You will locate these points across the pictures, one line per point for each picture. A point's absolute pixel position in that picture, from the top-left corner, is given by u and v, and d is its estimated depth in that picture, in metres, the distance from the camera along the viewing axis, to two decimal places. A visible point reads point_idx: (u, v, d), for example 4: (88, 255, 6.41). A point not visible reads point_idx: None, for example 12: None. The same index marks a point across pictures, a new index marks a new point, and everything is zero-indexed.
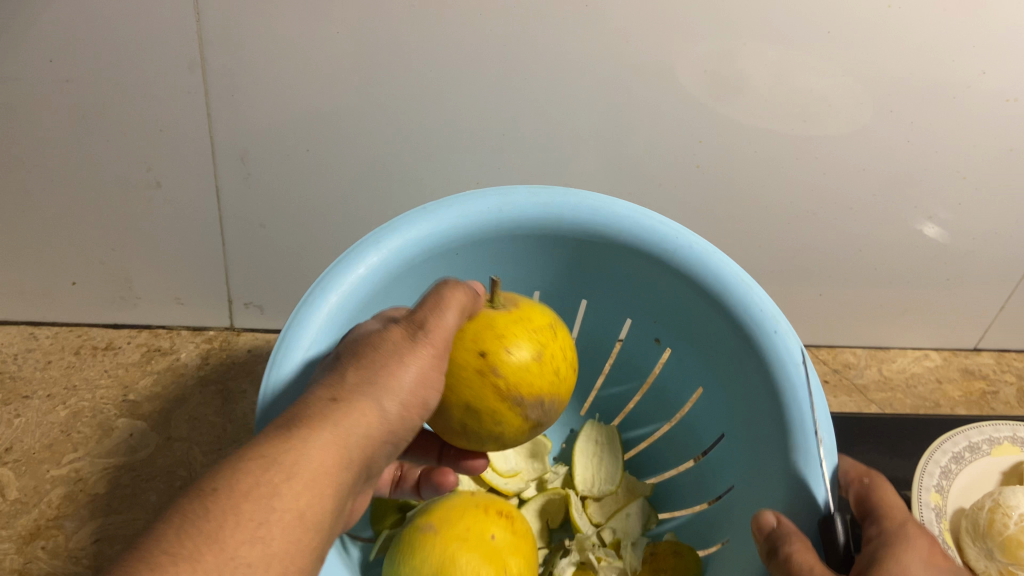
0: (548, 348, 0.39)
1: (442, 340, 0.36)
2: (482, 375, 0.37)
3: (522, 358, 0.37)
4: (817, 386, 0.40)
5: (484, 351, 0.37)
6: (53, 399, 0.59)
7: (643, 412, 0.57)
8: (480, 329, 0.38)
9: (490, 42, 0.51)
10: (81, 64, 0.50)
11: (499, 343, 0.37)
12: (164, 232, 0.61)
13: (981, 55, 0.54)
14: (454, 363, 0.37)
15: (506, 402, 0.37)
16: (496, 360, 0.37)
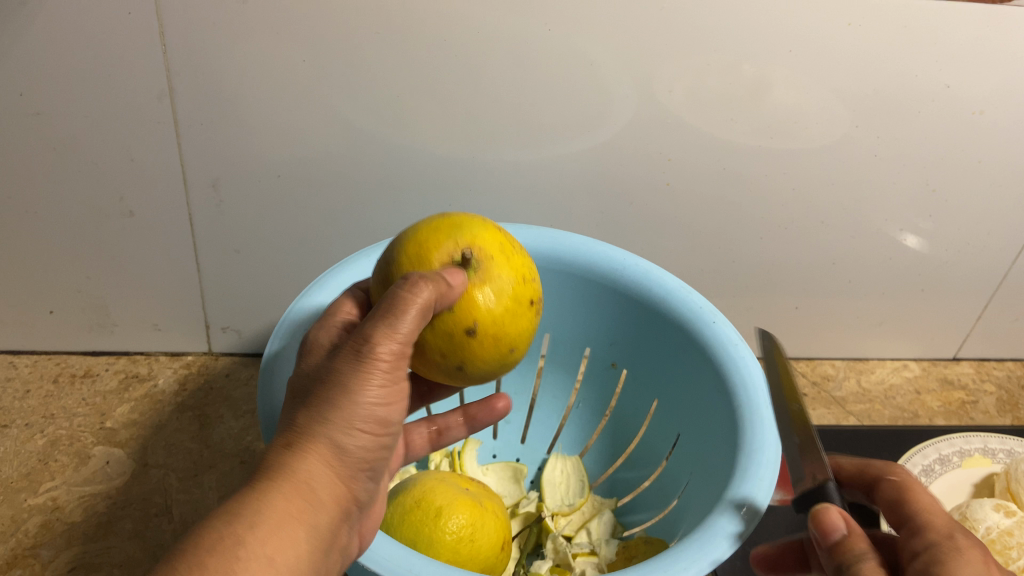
0: (516, 275, 0.37)
1: (398, 348, 0.33)
2: (521, 339, 0.37)
3: (505, 310, 0.36)
4: (762, 366, 0.46)
5: (472, 327, 0.35)
6: (30, 428, 0.59)
7: (603, 445, 0.57)
8: (490, 301, 0.35)
9: (458, 66, 0.52)
10: (51, 97, 0.51)
11: (518, 299, 0.36)
12: (140, 260, 0.61)
13: (944, 68, 0.55)
14: (493, 343, 0.36)
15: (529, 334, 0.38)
16: (521, 313, 0.37)
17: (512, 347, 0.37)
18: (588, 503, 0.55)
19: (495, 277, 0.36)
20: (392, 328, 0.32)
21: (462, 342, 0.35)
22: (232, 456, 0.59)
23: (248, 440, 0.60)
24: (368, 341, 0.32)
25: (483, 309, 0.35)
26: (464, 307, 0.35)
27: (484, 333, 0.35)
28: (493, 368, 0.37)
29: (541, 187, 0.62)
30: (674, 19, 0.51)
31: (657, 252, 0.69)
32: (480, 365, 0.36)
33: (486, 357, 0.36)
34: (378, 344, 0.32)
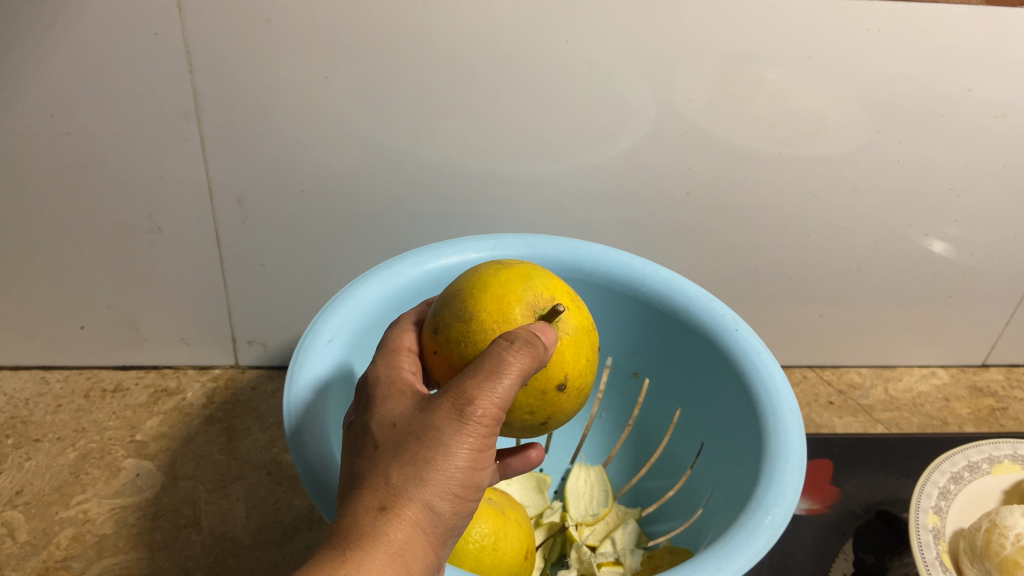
0: (586, 322, 0.37)
1: (497, 412, 0.30)
2: (592, 387, 0.38)
3: (588, 359, 0.36)
4: (785, 374, 0.46)
5: (563, 383, 0.35)
6: (62, 442, 0.60)
7: (626, 455, 0.58)
8: (574, 353, 0.35)
9: (477, 81, 0.53)
10: (81, 117, 0.52)
11: (590, 348, 0.37)
12: (167, 276, 0.62)
13: (966, 72, 0.55)
14: (574, 394, 0.36)
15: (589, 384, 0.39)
16: (594, 360, 0.37)
17: (583, 396, 0.37)
18: (612, 513, 0.55)
19: (577, 328, 0.36)
20: (490, 389, 0.30)
21: (552, 399, 0.35)
22: (259, 468, 0.60)
23: (275, 451, 0.61)
24: (470, 401, 0.30)
25: (569, 362, 0.35)
26: (556, 362, 0.34)
27: (572, 385, 0.35)
28: (568, 419, 0.37)
29: (562, 199, 0.62)
30: (691, 29, 0.51)
31: (679, 262, 0.69)
32: (558, 417, 0.36)
33: (564, 409, 0.36)
34: (479, 405, 0.30)
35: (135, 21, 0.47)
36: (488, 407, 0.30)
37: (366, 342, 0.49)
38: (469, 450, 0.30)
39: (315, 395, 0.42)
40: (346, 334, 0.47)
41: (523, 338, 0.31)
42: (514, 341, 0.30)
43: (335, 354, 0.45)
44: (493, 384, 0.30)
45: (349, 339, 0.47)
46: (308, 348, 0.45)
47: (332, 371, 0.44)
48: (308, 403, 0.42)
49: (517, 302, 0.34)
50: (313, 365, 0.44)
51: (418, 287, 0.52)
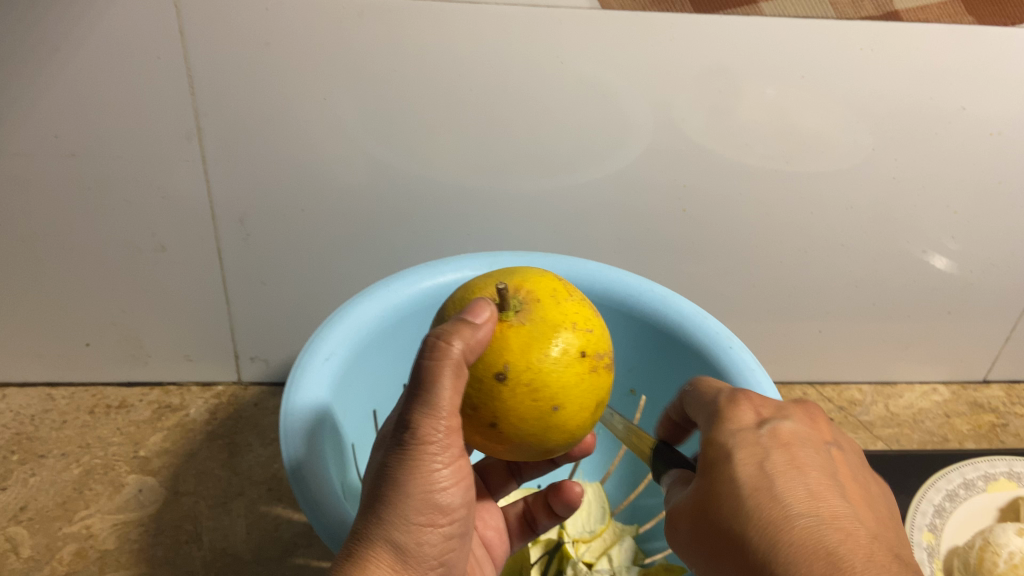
0: (568, 322, 0.35)
1: (445, 426, 0.32)
2: (567, 395, 0.33)
3: (547, 355, 0.33)
4: (778, 392, 0.46)
5: (501, 371, 0.33)
6: (67, 458, 0.61)
7: (623, 472, 0.58)
8: (524, 344, 0.33)
9: (475, 101, 0.54)
10: (86, 139, 0.53)
11: (557, 346, 0.34)
12: (171, 293, 0.63)
13: (960, 90, 0.56)
14: (526, 394, 0.33)
15: (584, 400, 0.34)
16: (569, 364, 0.34)
17: (555, 404, 0.33)
18: (609, 530, 0.55)
19: (543, 322, 0.34)
20: (430, 408, 0.31)
21: (491, 390, 0.33)
22: (260, 484, 0.60)
23: (276, 467, 0.62)
24: (415, 424, 0.31)
25: (513, 351, 0.33)
26: (493, 347, 0.33)
27: (517, 378, 0.33)
28: (534, 432, 0.34)
29: (560, 217, 0.63)
30: (684, 48, 0.52)
31: (678, 279, 0.69)
32: (514, 421, 0.34)
33: (519, 412, 0.33)
34: (422, 425, 0.31)
35: (139, 46, 0.48)
36: (432, 425, 0.31)
37: (362, 359, 0.49)
38: (426, 471, 0.32)
39: (311, 412, 0.43)
40: (343, 352, 0.47)
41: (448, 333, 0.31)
42: (444, 341, 0.31)
43: (332, 371, 0.46)
44: (431, 400, 0.31)
45: (347, 355, 0.47)
46: (306, 365, 0.45)
47: (328, 389, 0.45)
48: (304, 420, 0.42)
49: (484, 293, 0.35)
50: (310, 381, 0.44)
51: (415, 305, 0.52)
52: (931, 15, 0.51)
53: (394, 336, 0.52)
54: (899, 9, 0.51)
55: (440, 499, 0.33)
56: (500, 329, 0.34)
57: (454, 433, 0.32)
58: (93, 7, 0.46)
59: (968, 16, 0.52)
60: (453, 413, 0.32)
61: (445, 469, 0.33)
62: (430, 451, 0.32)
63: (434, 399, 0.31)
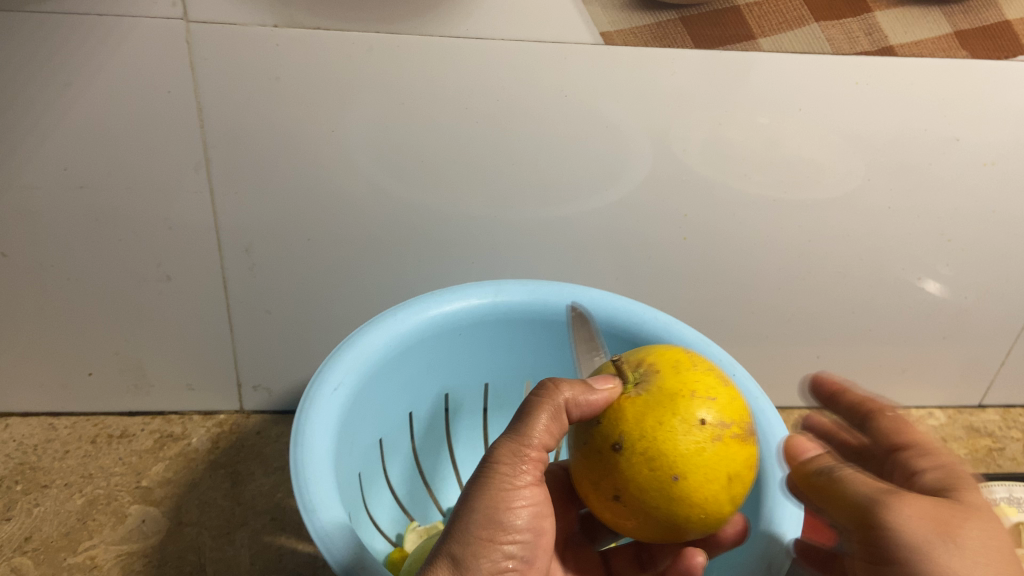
0: (693, 394, 0.35)
1: (536, 441, 0.37)
2: (686, 464, 0.33)
3: (664, 424, 0.34)
4: (782, 422, 0.47)
5: (617, 442, 0.35)
6: (70, 488, 0.61)
7: None
8: (638, 415, 0.35)
9: (481, 132, 0.55)
10: (94, 171, 0.53)
11: (673, 416, 0.34)
12: (175, 322, 0.63)
13: (954, 121, 0.57)
14: (642, 463, 0.34)
15: (718, 479, 0.34)
16: (684, 432, 0.34)
17: (673, 473, 0.33)
18: None
19: (667, 395, 0.35)
20: (525, 429, 0.37)
21: (609, 460, 0.35)
22: (263, 513, 0.60)
23: (279, 497, 0.62)
24: (514, 438, 0.37)
25: (627, 423, 0.35)
26: (614, 420, 0.35)
27: (630, 447, 0.34)
28: (666, 510, 0.34)
29: (563, 246, 0.63)
30: (685, 81, 0.53)
31: (678, 306, 0.70)
32: (637, 494, 0.34)
33: (641, 483, 0.34)
34: (521, 441, 0.37)
35: (149, 81, 0.49)
36: (515, 448, 0.37)
37: (370, 389, 0.50)
38: (500, 487, 0.37)
39: (320, 442, 0.43)
40: (351, 381, 0.47)
41: (565, 384, 0.37)
42: (551, 386, 0.37)
43: (341, 401, 0.46)
44: (521, 427, 0.37)
45: (355, 385, 0.48)
46: (314, 395, 0.46)
47: (336, 419, 0.45)
48: (312, 449, 0.43)
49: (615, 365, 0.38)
50: (318, 412, 0.45)
51: (423, 334, 0.53)
52: (925, 49, 0.53)
53: (401, 366, 0.52)
54: (894, 44, 0.52)
55: (508, 519, 0.37)
56: (619, 405, 0.36)
57: (535, 465, 0.38)
58: (106, 43, 0.47)
59: (962, 50, 0.53)
60: (540, 448, 0.38)
61: (519, 492, 0.37)
62: (508, 470, 0.37)
63: (525, 428, 0.37)
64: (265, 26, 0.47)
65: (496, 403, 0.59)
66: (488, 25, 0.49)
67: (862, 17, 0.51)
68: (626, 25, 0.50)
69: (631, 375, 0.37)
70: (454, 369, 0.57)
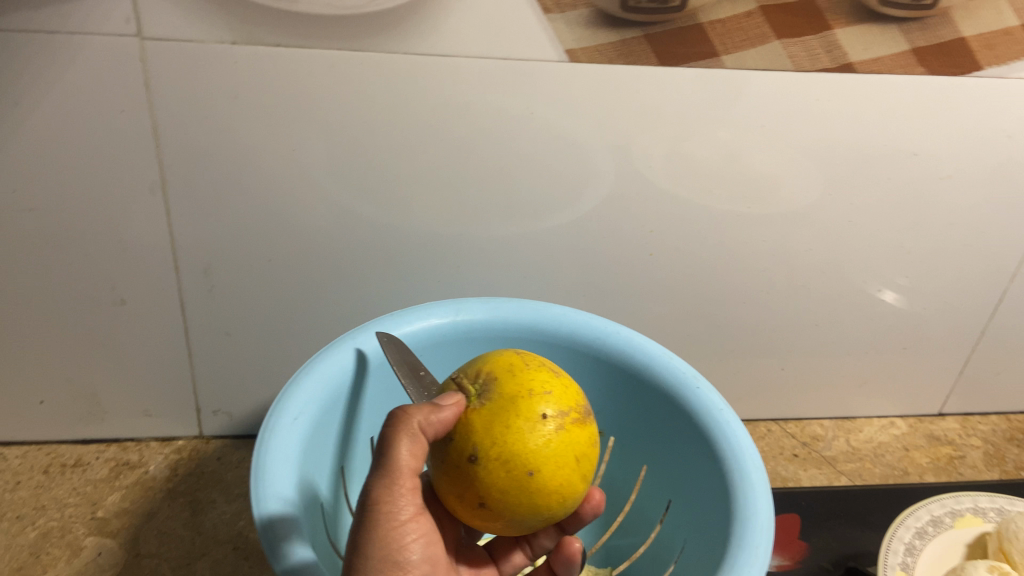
0: (533, 392, 0.37)
1: (410, 466, 0.37)
2: (537, 459, 0.35)
3: (514, 427, 0.36)
4: (747, 430, 0.47)
5: (472, 454, 0.36)
6: (21, 521, 0.58)
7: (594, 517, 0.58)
8: (486, 423, 0.36)
9: (444, 149, 0.54)
10: (44, 192, 0.51)
11: (519, 416, 0.36)
12: (130, 346, 0.61)
13: (911, 136, 0.58)
14: (498, 466, 0.35)
15: (571, 465, 0.37)
16: (530, 430, 0.36)
17: (528, 469, 0.35)
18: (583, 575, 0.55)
19: (513, 398, 0.37)
20: (394, 456, 0.37)
21: (468, 472, 0.36)
22: (225, 542, 0.58)
23: (241, 524, 0.60)
24: (390, 469, 0.37)
25: (478, 433, 0.36)
26: (465, 434, 0.36)
27: (485, 456, 0.36)
28: (529, 504, 0.36)
29: (529, 263, 0.63)
30: (650, 97, 0.53)
31: (645, 321, 0.69)
32: (499, 498, 0.36)
33: (499, 487, 0.36)
34: (396, 469, 0.37)
35: (101, 99, 0.47)
36: (389, 487, 0.37)
37: (329, 418, 0.48)
38: (382, 533, 0.36)
39: (282, 475, 0.42)
40: (310, 410, 0.46)
41: (410, 411, 0.36)
42: (403, 411, 0.36)
43: (302, 430, 0.45)
44: (386, 463, 0.37)
45: (314, 415, 0.46)
46: (273, 428, 0.44)
47: (297, 450, 0.44)
48: (272, 482, 0.41)
49: (455, 378, 0.40)
50: (277, 443, 0.43)
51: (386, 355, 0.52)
52: (883, 66, 0.53)
53: (362, 390, 0.51)
54: (854, 61, 0.53)
55: (403, 558, 0.37)
56: (470, 415, 0.37)
57: (411, 492, 0.38)
58: (57, 61, 0.45)
59: (920, 67, 0.54)
60: (411, 475, 0.37)
61: (407, 526, 0.37)
62: (391, 507, 0.37)
63: (390, 463, 0.37)
64: (223, 43, 0.46)
65: None
66: (453, 42, 0.48)
67: (823, 34, 0.51)
68: (591, 43, 0.50)
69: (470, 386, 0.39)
70: None
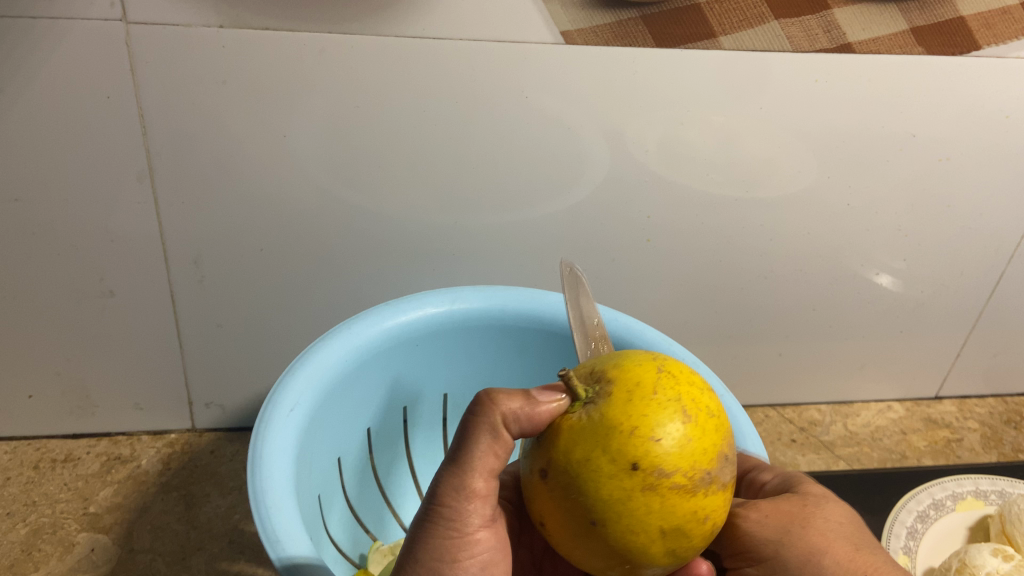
0: (636, 427, 0.29)
1: (488, 467, 0.34)
2: (606, 512, 0.29)
3: (592, 465, 0.29)
4: (749, 417, 0.47)
5: (543, 471, 0.31)
6: (12, 517, 0.57)
7: None
8: (570, 442, 0.30)
9: (438, 135, 0.53)
10: (30, 183, 0.50)
11: (603, 453, 0.29)
12: (120, 338, 0.60)
13: (910, 118, 0.57)
14: (562, 497, 0.30)
15: (658, 527, 0.29)
16: (611, 477, 0.29)
17: (594, 516, 0.29)
18: None
19: (611, 429, 0.30)
20: (471, 458, 0.34)
21: (536, 485, 0.32)
22: (221, 536, 0.58)
23: (237, 518, 0.59)
24: (465, 469, 0.34)
25: (556, 450, 0.31)
26: (544, 442, 0.32)
27: (551, 482, 0.31)
28: (591, 546, 0.30)
29: (524, 250, 0.62)
30: (646, 80, 0.52)
31: (642, 308, 0.69)
32: (559, 526, 0.31)
33: (561, 517, 0.31)
34: (471, 472, 0.34)
35: (87, 87, 0.46)
36: (459, 487, 0.34)
37: (325, 409, 0.47)
38: (440, 532, 0.34)
39: (277, 469, 0.41)
40: (307, 402, 0.45)
41: (498, 403, 0.33)
42: (490, 403, 0.33)
43: (298, 422, 0.44)
44: (463, 455, 0.34)
45: (311, 405, 0.46)
46: (268, 420, 0.43)
47: (293, 442, 0.43)
48: (270, 475, 0.40)
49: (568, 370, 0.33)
50: (274, 435, 0.42)
51: (380, 345, 0.51)
52: (882, 46, 0.53)
53: (357, 381, 0.50)
54: (853, 41, 0.52)
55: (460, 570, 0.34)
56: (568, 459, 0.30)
57: (484, 499, 0.34)
58: (41, 47, 0.44)
59: (918, 46, 0.53)
60: (487, 477, 0.34)
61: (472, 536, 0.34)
62: (457, 512, 0.34)
63: (466, 459, 0.34)
64: (211, 27, 0.45)
65: (456, 413, 0.58)
66: (446, 24, 0.47)
67: (821, 14, 0.50)
68: (586, 24, 0.49)
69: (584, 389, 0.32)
70: (413, 379, 0.55)
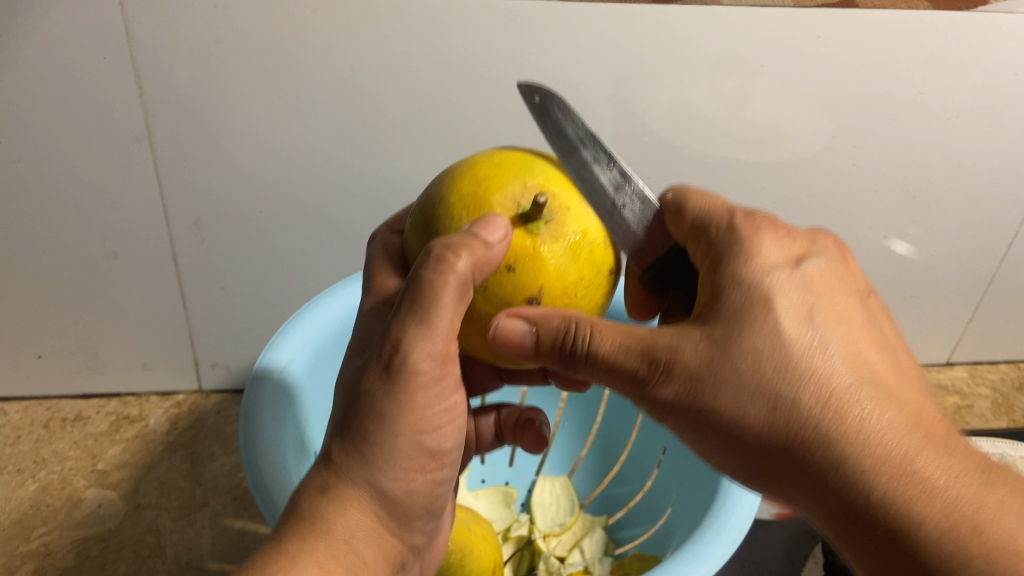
0: (596, 231, 0.33)
1: (450, 324, 0.30)
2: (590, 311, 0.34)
3: (582, 281, 0.33)
4: None
5: (534, 296, 0.32)
6: (22, 474, 0.59)
7: (592, 464, 0.58)
8: (558, 267, 0.32)
9: (435, 93, 0.53)
10: (31, 143, 0.51)
11: (590, 268, 0.33)
12: (125, 299, 0.61)
13: (918, 75, 0.56)
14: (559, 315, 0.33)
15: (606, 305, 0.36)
16: (595, 283, 0.33)
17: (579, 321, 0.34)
18: (579, 523, 0.55)
19: (588, 243, 0.33)
20: (428, 321, 0.29)
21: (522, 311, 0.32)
22: (225, 493, 0.59)
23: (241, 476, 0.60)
24: (419, 330, 0.29)
25: (546, 274, 0.32)
26: (535, 271, 0.32)
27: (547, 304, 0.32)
28: None
29: None
30: (645, 38, 0.52)
31: None
32: None
33: None
34: (428, 335, 0.29)
35: (83, 47, 0.47)
36: (418, 347, 0.29)
37: (320, 368, 0.48)
38: (414, 394, 0.30)
39: (269, 423, 0.42)
40: (300, 358, 0.46)
41: (458, 253, 0.28)
42: (449, 256, 0.28)
43: (291, 378, 0.45)
44: (419, 316, 0.29)
45: (304, 362, 0.46)
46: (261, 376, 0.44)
47: (285, 397, 0.44)
48: (261, 429, 0.41)
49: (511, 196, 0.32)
50: (267, 389, 0.43)
51: None
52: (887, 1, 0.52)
53: None
54: None
55: (418, 426, 0.31)
56: (458, 221, 0.32)
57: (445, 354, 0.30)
58: (35, 8, 0.45)
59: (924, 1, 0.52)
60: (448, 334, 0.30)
61: (432, 394, 0.31)
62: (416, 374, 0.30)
63: (425, 318, 0.29)
64: None
65: None
66: None
67: None
68: None
69: (524, 167, 0.34)
70: None
